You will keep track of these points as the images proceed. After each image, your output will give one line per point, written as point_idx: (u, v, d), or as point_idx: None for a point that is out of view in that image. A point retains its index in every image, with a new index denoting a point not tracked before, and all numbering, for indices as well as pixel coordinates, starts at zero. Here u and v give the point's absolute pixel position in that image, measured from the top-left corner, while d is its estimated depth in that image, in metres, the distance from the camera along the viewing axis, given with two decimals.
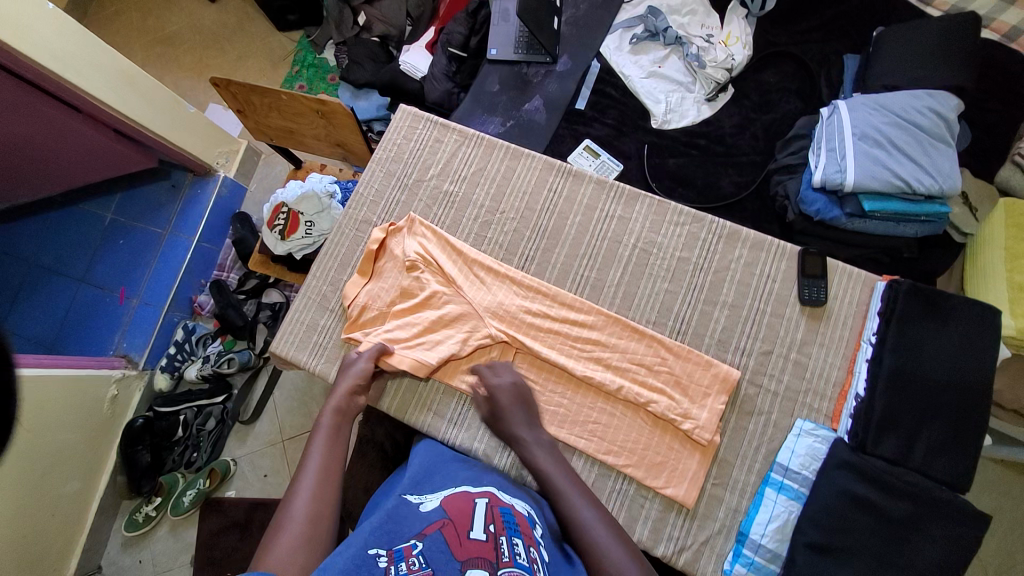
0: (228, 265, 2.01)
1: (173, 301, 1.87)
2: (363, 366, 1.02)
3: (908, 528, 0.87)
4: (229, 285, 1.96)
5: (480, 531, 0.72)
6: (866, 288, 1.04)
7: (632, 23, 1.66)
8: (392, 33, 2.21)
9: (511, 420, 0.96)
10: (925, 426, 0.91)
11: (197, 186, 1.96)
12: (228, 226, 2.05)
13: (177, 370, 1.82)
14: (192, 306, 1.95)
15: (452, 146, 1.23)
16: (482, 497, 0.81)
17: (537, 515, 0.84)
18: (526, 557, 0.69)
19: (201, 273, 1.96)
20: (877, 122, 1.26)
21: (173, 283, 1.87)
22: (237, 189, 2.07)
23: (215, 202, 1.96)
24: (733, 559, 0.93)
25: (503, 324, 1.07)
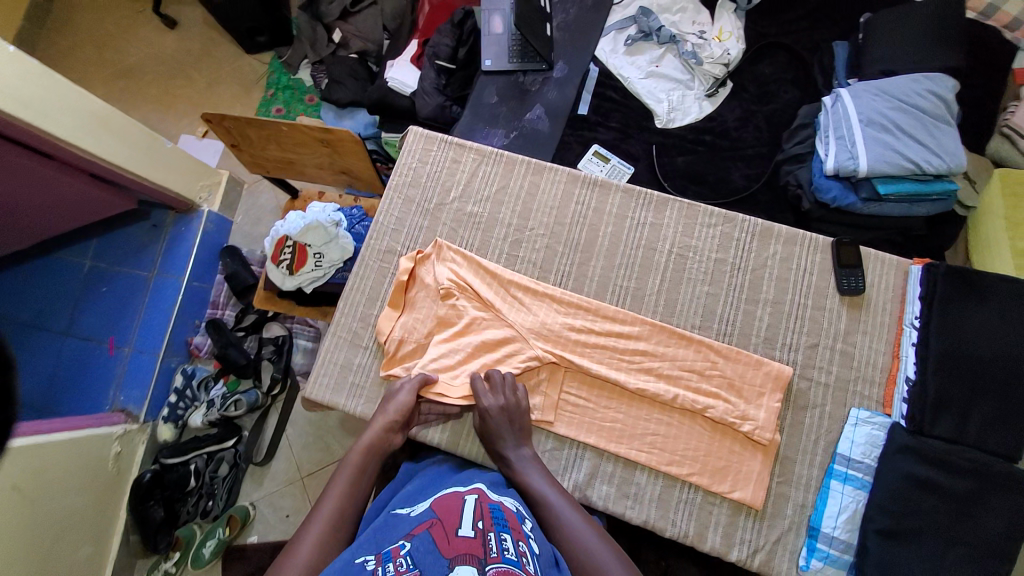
0: (222, 302, 1.91)
1: (168, 346, 1.74)
2: (405, 399, 0.98)
3: (975, 505, 0.88)
4: (227, 324, 1.86)
5: (468, 528, 0.71)
6: (900, 274, 1.06)
7: (624, 24, 1.66)
8: (371, 49, 2.16)
9: (500, 439, 0.95)
10: (976, 404, 0.92)
11: (180, 224, 1.83)
12: (218, 261, 1.93)
13: (182, 419, 1.72)
14: (189, 349, 1.83)
15: (471, 166, 1.21)
16: (471, 495, 0.82)
17: (528, 512, 0.85)
18: (514, 550, 0.68)
19: (194, 313, 1.85)
20: (881, 107, 1.30)
21: (166, 327, 1.74)
22: (224, 222, 1.96)
23: (201, 237, 1.84)
24: (809, 554, 0.94)
25: (549, 344, 1.05)
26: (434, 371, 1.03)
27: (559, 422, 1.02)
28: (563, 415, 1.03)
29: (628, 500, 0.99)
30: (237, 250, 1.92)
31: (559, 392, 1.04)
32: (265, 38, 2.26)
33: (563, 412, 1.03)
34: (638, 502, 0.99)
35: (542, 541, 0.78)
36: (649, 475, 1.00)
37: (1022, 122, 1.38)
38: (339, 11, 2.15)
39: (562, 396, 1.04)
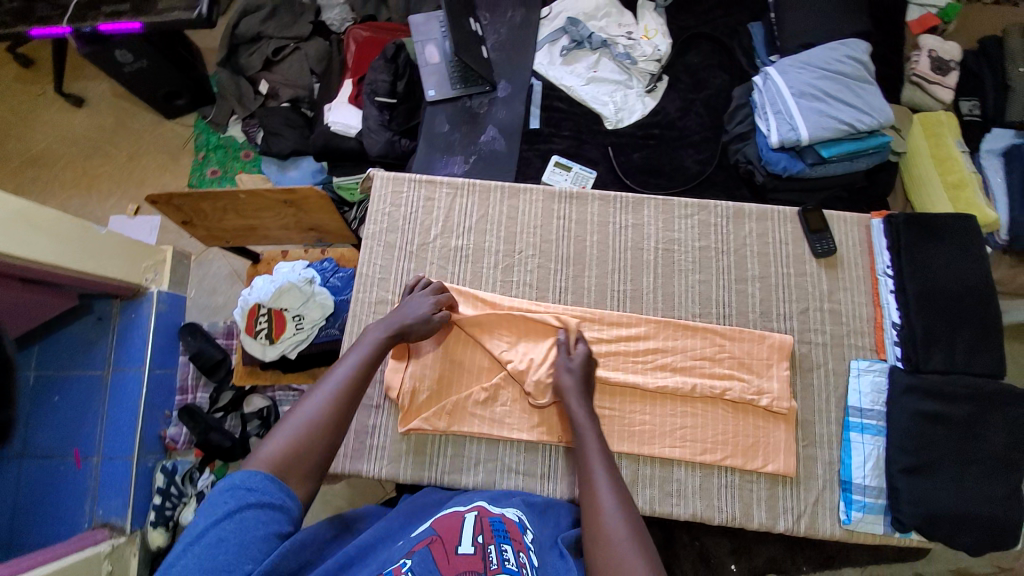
0: (191, 385, 1.78)
1: (141, 445, 1.60)
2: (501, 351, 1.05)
3: (977, 425, 0.97)
4: (201, 408, 1.72)
5: (469, 544, 0.74)
6: (863, 229, 1.14)
7: (556, 36, 1.71)
8: (302, 94, 2.08)
9: (572, 391, 0.96)
10: (958, 330, 1.02)
11: (128, 310, 1.66)
12: (178, 343, 1.78)
13: (171, 519, 1.58)
14: (164, 443, 1.70)
15: (446, 201, 1.20)
16: (471, 511, 0.84)
17: (528, 522, 0.88)
18: (515, 561, 0.73)
19: (163, 404, 1.71)
20: (808, 79, 1.41)
21: (136, 425, 1.60)
22: (177, 300, 1.82)
23: (155, 320, 1.69)
24: (848, 507, 0.99)
25: None
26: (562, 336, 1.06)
27: None
28: None
29: (672, 497, 1.01)
30: (198, 326, 1.79)
31: None
32: (185, 100, 2.14)
33: None
34: (682, 497, 1.01)
35: (541, 552, 0.81)
36: (686, 468, 1.02)
37: (926, 70, 1.56)
38: (262, 61, 2.09)
39: None
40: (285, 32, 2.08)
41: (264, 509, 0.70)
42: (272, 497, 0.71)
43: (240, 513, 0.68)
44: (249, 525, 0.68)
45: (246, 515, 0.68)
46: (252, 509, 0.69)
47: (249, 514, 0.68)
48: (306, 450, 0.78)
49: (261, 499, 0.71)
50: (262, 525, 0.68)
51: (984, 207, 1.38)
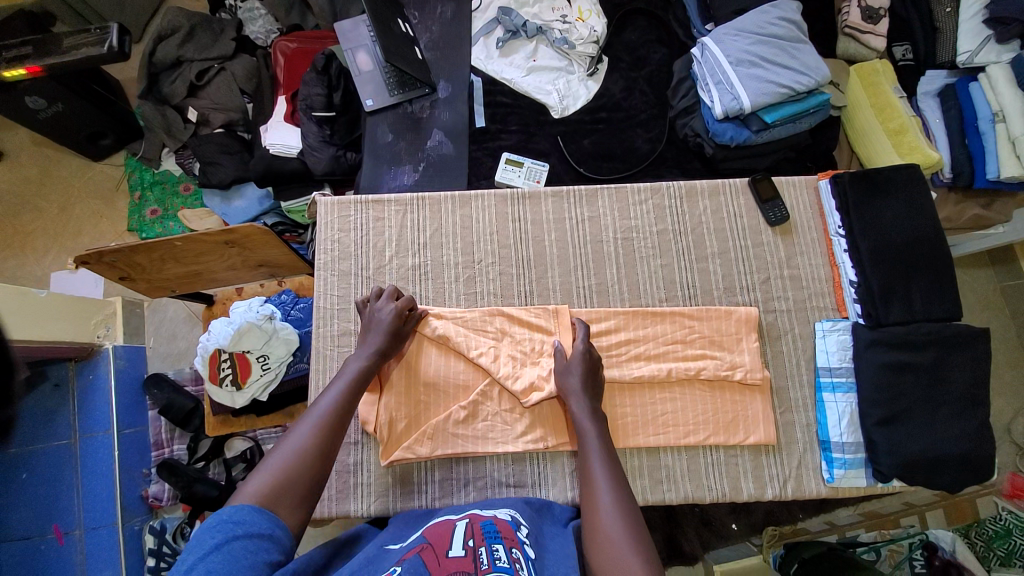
0: (165, 438, 1.68)
1: (125, 509, 1.53)
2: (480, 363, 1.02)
3: (940, 368, 1.00)
4: (181, 460, 1.64)
5: (460, 548, 0.74)
6: (810, 190, 1.16)
7: (490, 28, 1.66)
8: (236, 117, 1.97)
9: (575, 390, 0.94)
10: (912, 279, 1.04)
11: (85, 372, 1.57)
12: (144, 397, 1.70)
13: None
14: (147, 503, 1.61)
15: (396, 219, 1.15)
16: (462, 519, 0.83)
17: (523, 519, 0.86)
18: (507, 558, 0.71)
19: (138, 463, 1.62)
20: (744, 45, 1.41)
21: (115, 490, 1.52)
22: (136, 352, 1.72)
23: (115, 379, 1.60)
24: (829, 465, 1.02)
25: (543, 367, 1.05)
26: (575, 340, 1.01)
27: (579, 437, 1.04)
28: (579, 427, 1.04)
29: (663, 483, 1.03)
30: (163, 377, 1.70)
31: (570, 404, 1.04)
32: (110, 139, 2.00)
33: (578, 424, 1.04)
34: (672, 482, 1.03)
35: (536, 544, 0.80)
36: (671, 453, 1.04)
37: (858, 20, 1.56)
38: (185, 87, 1.94)
39: None
40: (205, 53, 1.95)
41: (254, 540, 0.65)
42: (262, 529, 0.67)
43: (229, 544, 0.63)
44: (239, 555, 0.62)
45: (236, 546, 0.63)
46: (242, 540, 0.64)
47: (240, 546, 0.63)
48: (294, 478, 0.75)
49: (249, 529, 0.66)
50: (251, 554, 0.63)
51: (927, 149, 1.41)
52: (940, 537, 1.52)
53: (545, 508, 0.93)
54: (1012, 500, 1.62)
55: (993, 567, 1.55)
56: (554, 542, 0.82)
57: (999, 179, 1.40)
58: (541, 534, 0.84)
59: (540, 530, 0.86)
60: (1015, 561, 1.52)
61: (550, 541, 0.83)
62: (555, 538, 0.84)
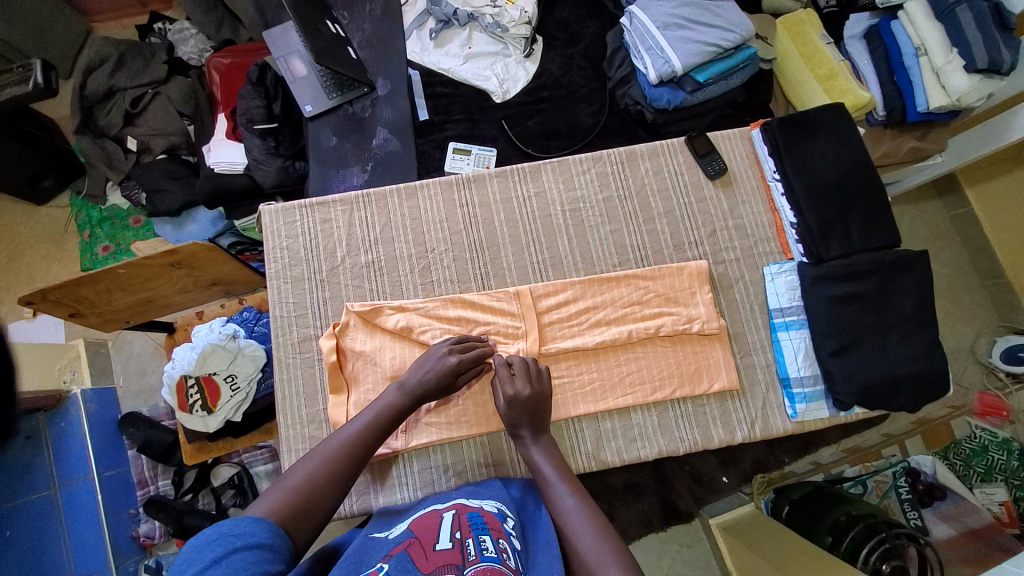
0: (149, 476, 1.64)
1: (117, 553, 1.49)
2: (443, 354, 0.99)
3: (885, 294, 1.05)
4: (168, 495, 1.60)
5: (446, 541, 0.76)
6: (744, 141, 1.20)
7: (422, 20, 1.66)
8: (177, 141, 1.92)
9: (526, 438, 0.95)
10: (848, 213, 1.08)
11: (55, 420, 1.51)
12: (121, 438, 1.65)
13: None
14: (138, 543, 1.57)
15: (344, 218, 1.14)
16: (449, 511, 0.85)
17: (509, 510, 0.89)
18: (494, 548, 0.74)
19: (124, 504, 1.58)
20: (669, 9, 1.43)
21: (104, 533, 1.48)
22: (106, 394, 1.68)
23: (89, 423, 1.56)
24: (792, 401, 1.06)
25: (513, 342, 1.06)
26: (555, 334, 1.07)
27: (567, 403, 1.05)
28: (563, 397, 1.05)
29: (636, 441, 1.05)
30: (139, 414, 1.66)
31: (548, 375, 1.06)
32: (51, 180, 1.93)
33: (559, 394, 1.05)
34: (644, 439, 1.05)
35: (521, 534, 0.83)
36: (641, 412, 1.06)
37: None
38: (122, 117, 1.89)
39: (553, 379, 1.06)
40: (137, 80, 1.89)
41: (254, 551, 0.65)
42: (274, 534, 0.68)
43: (227, 557, 0.62)
44: (238, 566, 0.61)
45: (235, 560, 0.62)
46: (242, 552, 0.63)
47: (238, 558, 0.62)
48: (313, 504, 0.76)
49: (249, 541, 0.65)
50: (251, 566, 0.62)
51: (858, 90, 1.44)
52: (922, 462, 1.60)
53: (524, 500, 0.94)
54: (984, 417, 1.71)
55: (974, 484, 1.63)
56: (540, 528, 0.86)
57: (929, 110, 1.46)
58: (526, 524, 0.87)
59: (525, 518, 0.89)
60: (996, 476, 1.62)
61: (534, 524, 0.87)
62: (537, 522, 0.87)
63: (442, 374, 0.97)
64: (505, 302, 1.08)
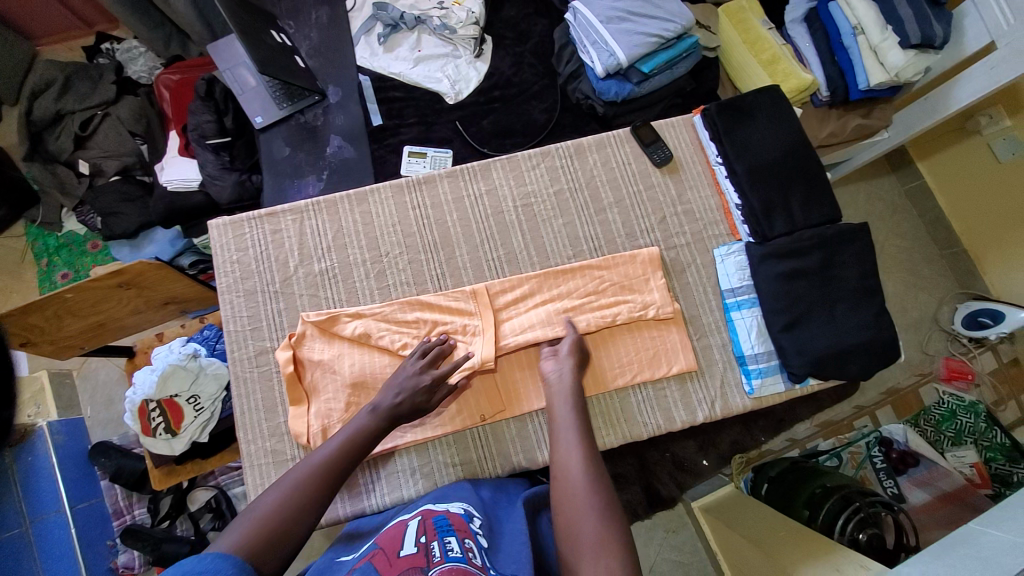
0: (125, 505, 1.62)
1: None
2: (416, 364, 0.99)
3: (829, 266, 1.08)
4: (145, 524, 1.56)
5: (411, 545, 0.76)
6: (688, 128, 1.22)
7: (369, 25, 1.65)
8: (130, 160, 1.86)
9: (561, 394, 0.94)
10: (790, 191, 1.11)
11: (22, 455, 1.44)
12: (93, 469, 1.61)
13: None
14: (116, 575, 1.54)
15: (294, 228, 1.12)
16: (415, 517, 0.85)
17: (476, 511, 0.89)
18: (459, 548, 0.75)
19: (100, 536, 1.53)
20: (611, 3, 1.45)
21: (79, 566, 1.43)
22: (72, 425, 1.62)
23: (58, 456, 1.51)
24: (748, 378, 1.08)
25: (467, 341, 1.06)
26: (512, 331, 1.07)
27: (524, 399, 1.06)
28: (523, 391, 1.06)
29: (601, 429, 1.06)
30: (110, 443, 1.62)
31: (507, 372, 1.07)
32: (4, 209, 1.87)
33: (521, 388, 1.07)
34: (608, 425, 1.07)
35: (490, 535, 0.84)
36: (592, 403, 1.07)
37: None
38: (72, 141, 1.84)
39: (511, 375, 1.07)
40: (86, 102, 1.85)
41: None
42: (242, 569, 0.63)
43: None
44: None
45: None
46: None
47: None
48: (283, 533, 0.73)
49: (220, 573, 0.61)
50: None
51: (800, 72, 1.49)
52: (894, 431, 1.65)
53: (493, 500, 0.95)
54: (950, 382, 1.80)
55: (946, 448, 1.67)
56: (507, 526, 0.87)
57: (870, 87, 1.51)
58: (493, 522, 0.88)
59: (492, 517, 0.90)
60: (965, 439, 1.66)
61: (502, 524, 0.87)
62: (508, 522, 0.88)
63: (414, 391, 0.95)
64: (464, 302, 1.08)
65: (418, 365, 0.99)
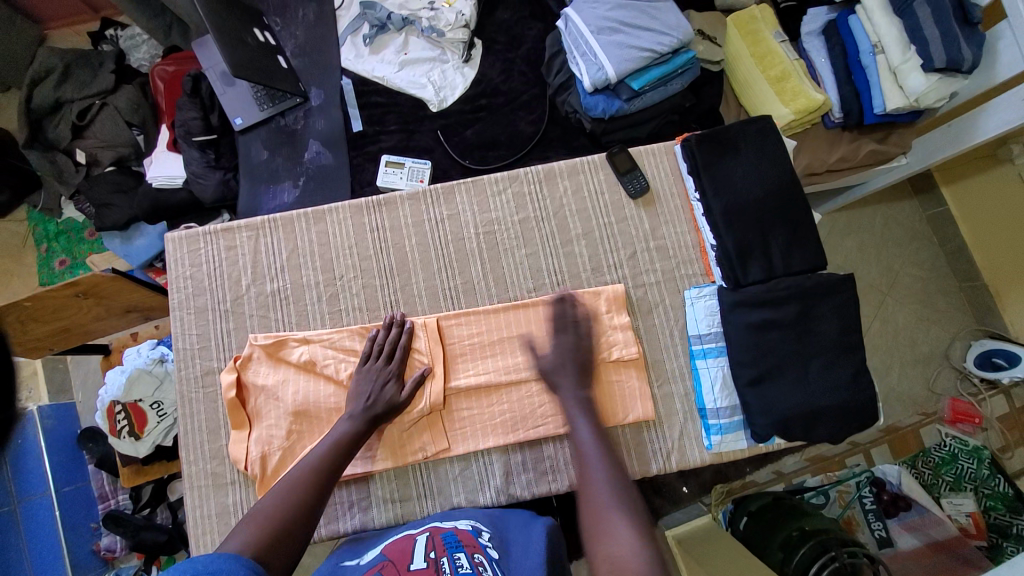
0: (110, 490, 1.56)
1: (76, 568, 1.45)
2: (365, 381, 0.97)
3: (806, 320, 1.00)
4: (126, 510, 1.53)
5: (421, 560, 0.71)
6: (669, 156, 1.14)
7: (356, 25, 1.59)
8: (126, 152, 1.80)
9: (562, 380, 0.90)
10: (769, 236, 1.03)
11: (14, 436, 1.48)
12: (80, 452, 1.57)
13: None
14: (101, 556, 1.52)
15: (249, 245, 1.10)
16: (424, 533, 0.81)
17: (484, 529, 0.86)
18: (469, 563, 0.68)
19: (85, 517, 1.52)
20: (603, 12, 1.35)
21: (62, 549, 1.45)
22: (65, 407, 1.60)
23: (45, 439, 1.50)
24: (708, 433, 1.03)
25: (435, 362, 1.02)
26: (462, 368, 1.04)
27: (456, 444, 1.02)
28: (457, 435, 1.02)
29: (549, 475, 1.02)
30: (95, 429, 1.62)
31: (452, 412, 1.03)
32: (8, 194, 1.86)
33: (456, 432, 1.02)
34: (555, 473, 1.02)
35: (501, 551, 0.80)
36: (640, 428, 1.04)
37: None
38: (69, 129, 1.78)
39: (457, 415, 1.03)
40: (85, 91, 1.78)
41: None
42: (253, 570, 0.60)
43: None
44: None
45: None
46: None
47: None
48: (284, 536, 0.70)
49: (220, 568, 0.57)
50: None
51: (810, 91, 1.37)
52: (887, 471, 1.56)
53: (500, 519, 0.93)
54: (954, 425, 1.65)
55: (942, 493, 1.56)
56: (518, 544, 0.81)
57: (887, 112, 1.37)
58: (503, 539, 0.85)
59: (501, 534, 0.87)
60: (965, 485, 1.55)
61: (512, 543, 0.83)
62: (523, 540, 0.83)
63: (384, 403, 0.95)
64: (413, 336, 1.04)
65: (376, 374, 0.98)
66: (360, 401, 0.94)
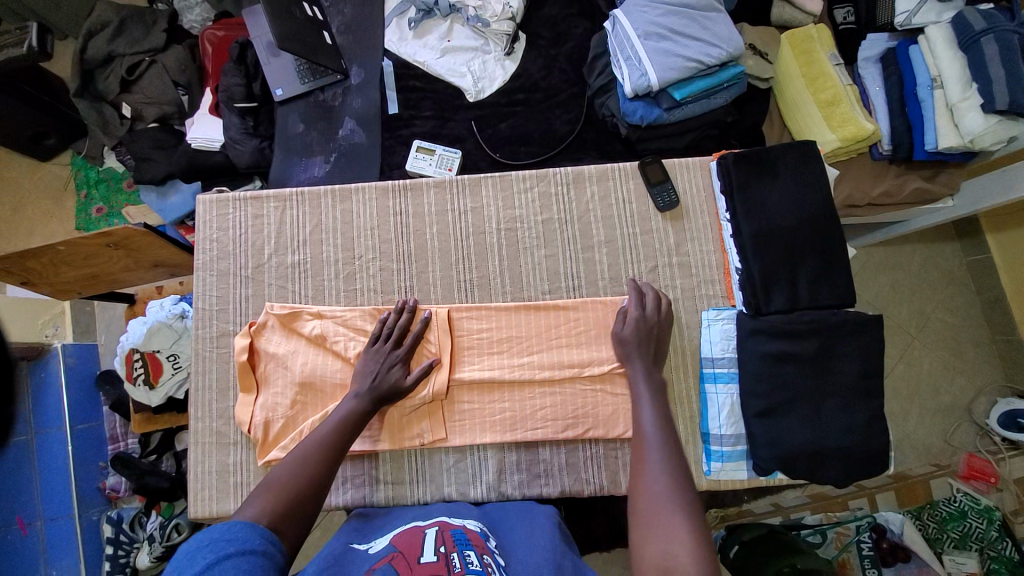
0: (120, 433, 1.62)
1: (81, 501, 1.51)
2: (368, 364, 0.97)
3: (825, 357, 0.97)
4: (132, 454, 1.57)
5: (431, 554, 0.71)
6: (703, 172, 1.12)
7: (403, 7, 1.59)
8: (170, 110, 1.83)
9: (632, 356, 0.96)
10: (798, 266, 1.00)
11: (36, 370, 1.54)
12: (96, 393, 1.64)
13: (128, 566, 1.49)
14: (105, 494, 1.58)
15: (275, 215, 1.12)
16: (432, 526, 0.81)
17: (491, 531, 0.86)
18: (479, 562, 0.69)
19: (94, 456, 1.58)
20: (653, 17, 1.32)
21: (71, 483, 1.50)
22: (86, 349, 1.66)
23: (66, 377, 1.56)
24: (708, 459, 1.01)
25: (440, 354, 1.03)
26: (469, 361, 1.04)
27: (453, 435, 1.02)
28: (455, 427, 1.03)
29: (541, 478, 1.02)
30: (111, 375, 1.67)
31: (453, 403, 1.03)
32: (56, 138, 1.94)
33: (455, 424, 1.03)
34: (548, 477, 1.02)
35: (507, 554, 0.80)
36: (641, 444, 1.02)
37: None
38: (118, 83, 1.82)
39: (458, 407, 1.03)
40: (136, 47, 1.82)
41: (247, 557, 0.61)
42: (268, 539, 0.65)
43: (229, 560, 0.60)
44: None
45: (228, 566, 0.59)
46: (233, 559, 0.60)
47: (232, 564, 0.60)
48: (301, 506, 0.75)
49: (241, 547, 0.62)
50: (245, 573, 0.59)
51: (860, 120, 1.32)
52: (889, 519, 1.51)
53: (501, 519, 0.93)
54: (967, 480, 1.58)
55: (944, 549, 1.50)
56: (520, 549, 0.82)
57: (938, 150, 1.30)
58: (507, 542, 0.85)
59: (503, 537, 0.87)
60: (969, 544, 1.49)
61: (516, 547, 0.83)
62: (528, 544, 0.83)
63: (389, 389, 0.95)
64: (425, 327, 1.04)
65: (381, 359, 0.98)
66: (367, 383, 0.95)
